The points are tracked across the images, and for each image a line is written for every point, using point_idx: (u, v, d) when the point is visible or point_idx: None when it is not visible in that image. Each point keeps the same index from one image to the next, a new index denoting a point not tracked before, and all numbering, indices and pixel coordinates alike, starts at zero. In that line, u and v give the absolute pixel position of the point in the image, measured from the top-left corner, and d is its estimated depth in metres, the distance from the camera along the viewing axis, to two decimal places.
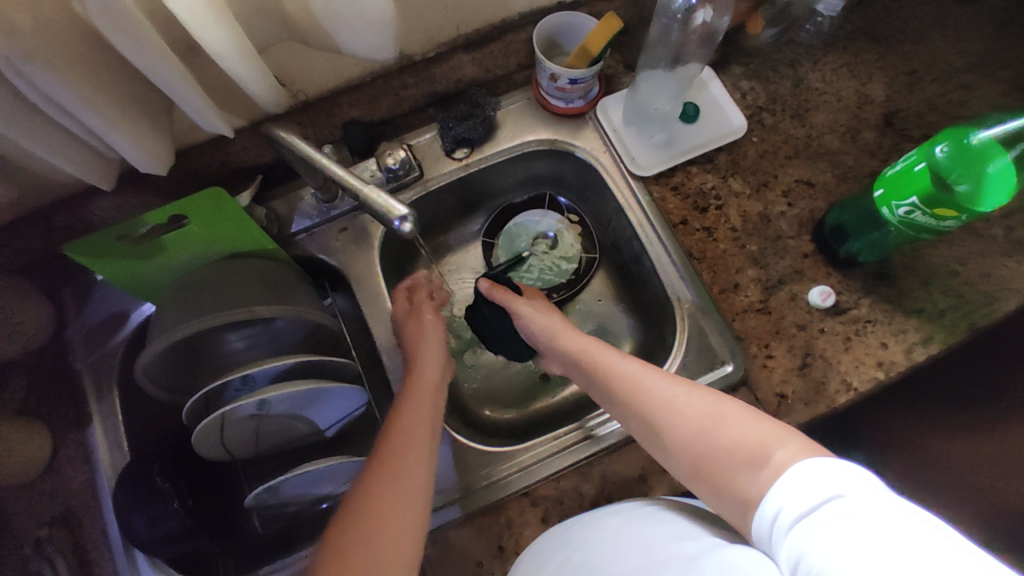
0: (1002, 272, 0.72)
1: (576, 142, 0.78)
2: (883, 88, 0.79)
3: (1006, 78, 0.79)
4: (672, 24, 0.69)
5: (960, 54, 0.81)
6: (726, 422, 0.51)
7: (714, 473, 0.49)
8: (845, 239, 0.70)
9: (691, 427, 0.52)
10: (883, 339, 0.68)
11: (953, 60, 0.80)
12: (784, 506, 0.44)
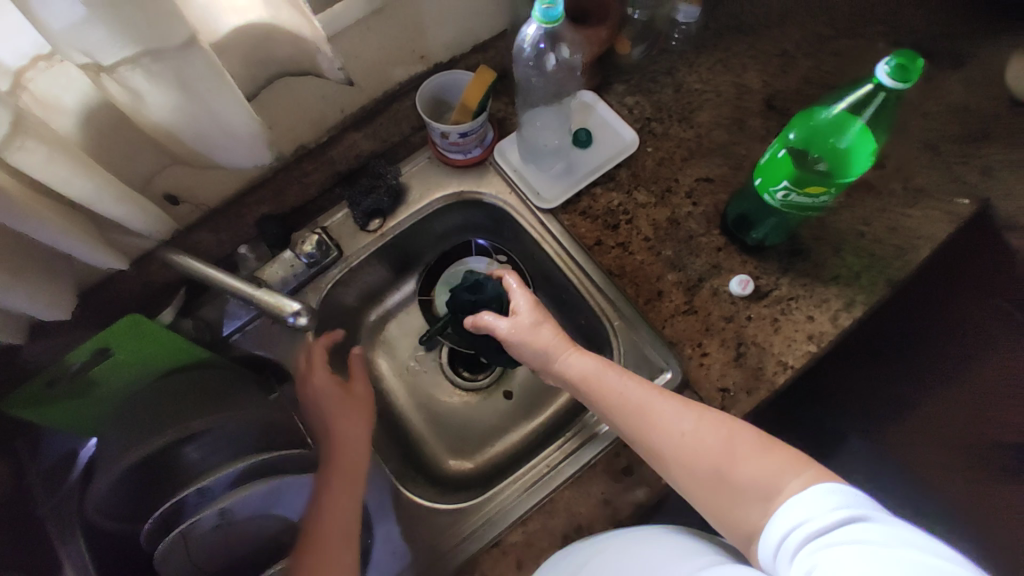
0: (908, 222, 0.76)
1: (482, 189, 0.81)
2: (759, 76, 0.83)
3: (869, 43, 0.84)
4: (531, 70, 0.73)
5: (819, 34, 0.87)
6: (741, 450, 0.54)
7: (724, 499, 0.52)
8: (749, 227, 0.72)
9: (705, 462, 0.54)
10: (808, 313, 0.70)
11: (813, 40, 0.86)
12: (789, 532, 0.45)
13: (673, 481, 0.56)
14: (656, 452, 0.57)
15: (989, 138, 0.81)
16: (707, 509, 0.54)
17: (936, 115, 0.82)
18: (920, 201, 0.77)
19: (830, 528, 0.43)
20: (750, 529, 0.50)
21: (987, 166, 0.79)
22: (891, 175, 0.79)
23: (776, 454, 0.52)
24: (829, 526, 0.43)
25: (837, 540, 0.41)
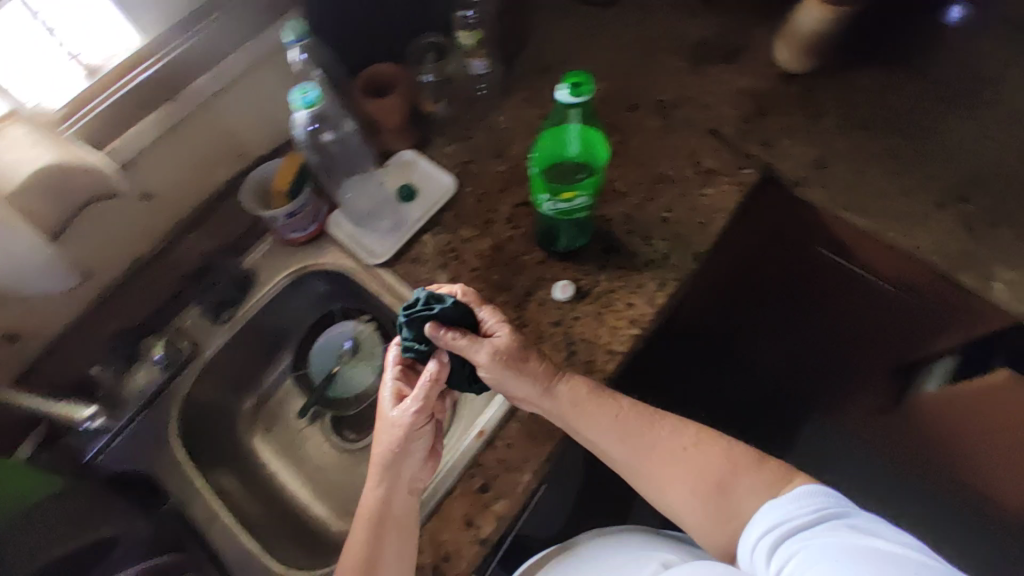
0: (705, 201, 0.83)
1: (322, 260, 0.86)
2: (557, 103, 0.92)
3: (646, 58, 0.95)
4: (311, 148, 0.85)
5: (604, 55, 0.96)
6: (737, 467, 0.63)
7: (719, 508, 0.61)
8: (555, 239, 0.79)
9: (706, 474, 0.63)
10: (628, 300, 0.76)
11: (599, 61, 0.96)
12: (777, 527, 0.56)
13: (661, 483, 0.64)
14: (656, 454, 0.65)
15: (766, 112, 0.90)
16: (683, 511, 0.63)
17: (719, 101, 0.91)
18: (713, 181, 0.85)
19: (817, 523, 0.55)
20: (731, 538, 0.61)
21: (767, 137, 0.88)
22: (686, 163, 0.87)
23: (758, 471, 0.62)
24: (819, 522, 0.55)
25: (821, 537, 0.53)
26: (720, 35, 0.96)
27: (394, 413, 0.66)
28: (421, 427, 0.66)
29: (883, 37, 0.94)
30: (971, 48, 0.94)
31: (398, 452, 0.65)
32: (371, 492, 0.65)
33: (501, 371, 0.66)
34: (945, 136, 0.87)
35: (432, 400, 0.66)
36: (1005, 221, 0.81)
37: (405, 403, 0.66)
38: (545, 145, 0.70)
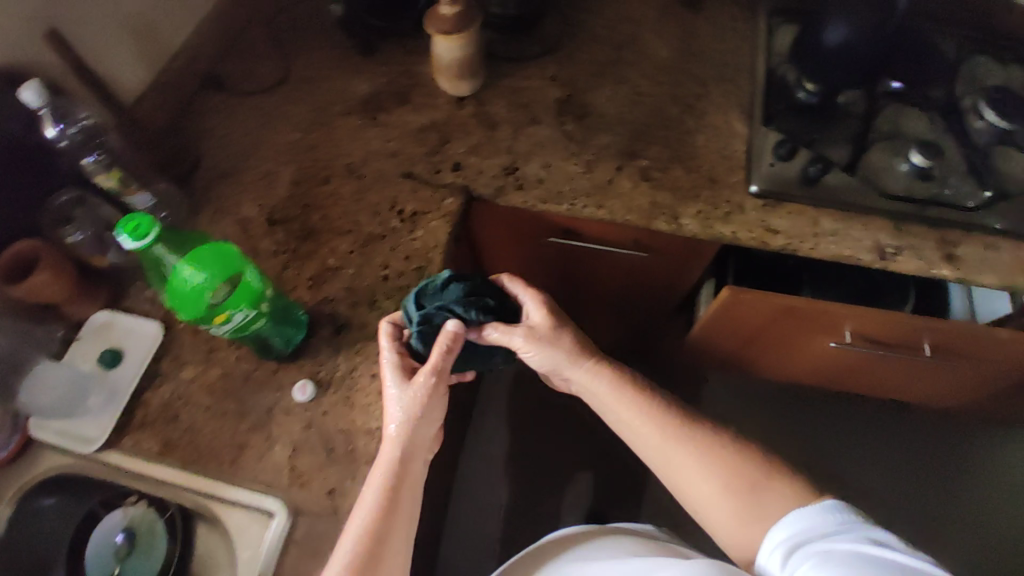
0: (416, 244, 0.84)
1: (44, 468, 0.78)
2: (251, 202, 0.91)
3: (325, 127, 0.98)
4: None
5: (288, 141, 0.97)
6: (742, 460, 0.71)
7: (746, 504, 0.68)
8: (271, 344, 0.76)
9: (729, 473, 0.70)
10: (371, 371, 0.76)
11: (285, 148, 0.96)
12: (792, 538, 0.63)
13: (685, 479, 0.72)
14: (684, 442, 0.72)
15: (449, 139, 0.93)
16: (712, 514, 0.70)
17: (407, 144, 0.94)
18: (419, 221, 0.86)
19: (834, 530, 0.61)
20: (752, 540, 0.66)
21: (457, 161, 0.91)
22: (389, 214, 0.87)
23: (781, 478, 0.69)
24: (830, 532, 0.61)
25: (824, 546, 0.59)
26: (389, 85, 1.00)
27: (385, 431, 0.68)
28: (433, 404, 0.70)
29: (527, 38, 1.03)
30: (602, 22, 1.04)
31: (412, 418, 0.68)
32: (381, 471, 0.65)
33: (545, 348, 0.76)
34: (605, 105, 0.95)
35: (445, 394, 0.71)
36: (674, 161, 0.89)
37: (424, 375, 0.69)
38: (178, 288, 0.70)
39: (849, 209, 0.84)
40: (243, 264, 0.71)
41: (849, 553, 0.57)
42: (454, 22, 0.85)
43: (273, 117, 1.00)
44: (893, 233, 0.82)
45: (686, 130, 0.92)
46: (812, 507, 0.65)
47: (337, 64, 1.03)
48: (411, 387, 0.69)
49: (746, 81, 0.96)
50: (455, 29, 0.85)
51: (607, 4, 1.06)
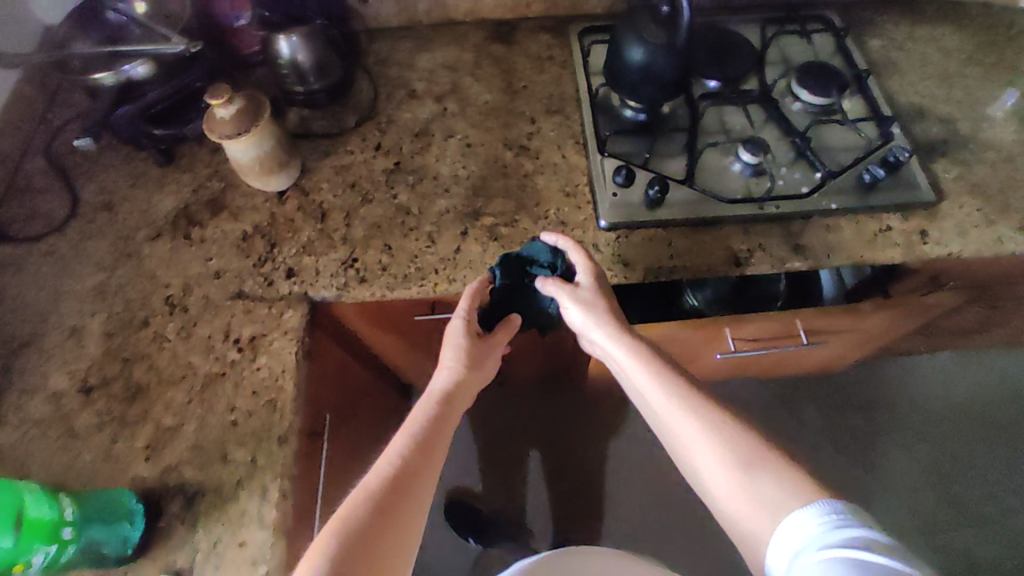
0: (262, 373, 0.75)
1: None
2: (64, 370, 0.79)
3: (135, 259, 0.86)
4: None
5: (93, 285, 0.84)
6: (752, 437, 0.67)
7: (759, 471, 0.63)
8: (103, 550, 0.66)
9: (749, 442, 0.66)
10: (238, 538, 0.67)
11: (90, 295, 0.83)
12: (792, 545, 0.57)
13: (690, 441, 0.68)
14: (705, 401, 0.69)
15: (277, 242, 0.85)
16: (714, 486, 0.66)
17: (231, 259, 0.84)
18: (260, 346, 0.77)
19: (838, 536, 0.54)
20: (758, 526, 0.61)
21: (290, 267, 0.82)
22: (224, 344, 0.78)
23: (787, 464, 0.64)
24: (838, 540, 0.54)
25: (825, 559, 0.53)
26: (197, 193, 0.90)
27: (436, 383, 0.74)
28: (471, 373, 0.75)
29: (341, 109, 0.96)
30: (417, 76, 0.99)
31: (463, 372, 0.74)
32: (420, 418, 0.70)
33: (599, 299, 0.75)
34: (438, 165, 0.89)
35: (490, 356, 0.77)
36: (520, 211, 0.84)
37: (461, 322, 0.76)
38: None
39: (696, 223, 0.82)
40: (14, 508, 0.62)
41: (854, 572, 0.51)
42: (238, 120, 0.76)
43: (67, 260, 0.86)
44: (741, 238, 0.82)
45: (525, 174, 0.88)
46: (814, 504, 0.59)
47: (131, 183, 0.91)
48: (457, 343, 0.76)
49: (572, 109, 0.94)
50: (244, 126, 0.77)
51: (418, 55, 1.01)
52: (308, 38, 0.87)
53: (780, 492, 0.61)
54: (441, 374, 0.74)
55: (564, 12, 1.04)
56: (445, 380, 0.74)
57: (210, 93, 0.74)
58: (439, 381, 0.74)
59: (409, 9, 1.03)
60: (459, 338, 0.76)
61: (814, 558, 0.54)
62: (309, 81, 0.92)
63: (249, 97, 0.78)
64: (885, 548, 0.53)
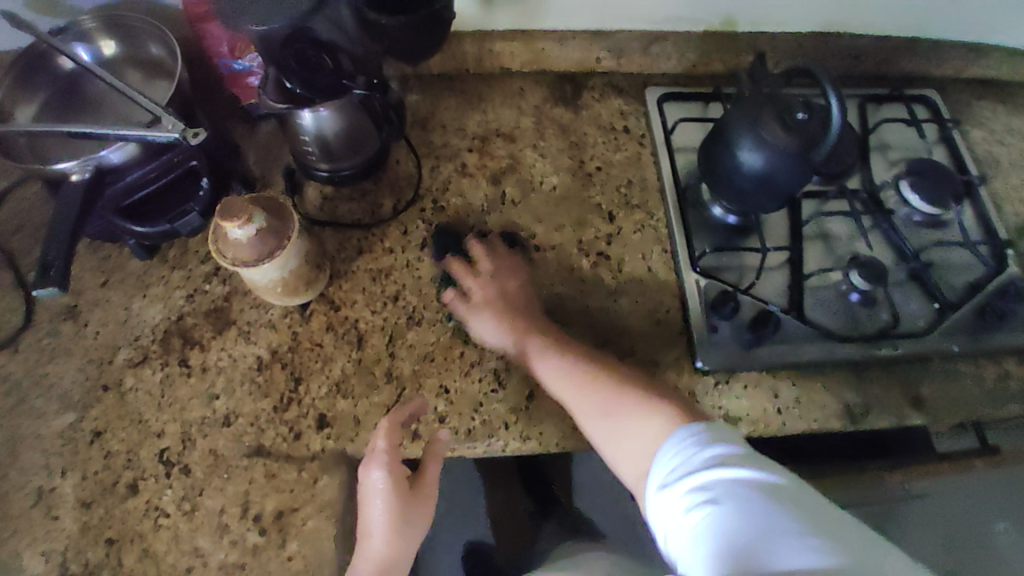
0: (296, 563, 0.60)
1: None
2: (30, 551, 0.61)
3: (116, 391, 0.67)
4: None
5: (60, 428, 0.66)
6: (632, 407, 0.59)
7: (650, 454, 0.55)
8: None
9: (648, 423, 0.57)
10: None
11: (56, 443, 0.65)
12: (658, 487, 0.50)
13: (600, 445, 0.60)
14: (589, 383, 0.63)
15: (303, 375, 0.68)
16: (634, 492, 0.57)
17: (244, 398, 0.66)
18: (291, 524, 0.62)
19: (702, 469, 0.48)
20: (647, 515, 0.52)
21: (321, 412, 0.66)
22: (243, 518, 0.62)
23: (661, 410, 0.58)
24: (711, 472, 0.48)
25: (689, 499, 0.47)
26: (195, 300, 0.71)
27: (369, 551, 0.61)
28: (409, 525, 0.62)
29: (375, 190, 0.78)
30: (466, 147, 0.81)
31: (392, 519, 0.61)
32: None
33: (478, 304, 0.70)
34: (500, 275, 0.73)
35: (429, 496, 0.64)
36: (603, 343, 0.71)
37: (378, 475, 0.60)
38: None
39: (805, 366, 0.71)
40: None
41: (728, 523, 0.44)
42: (259, 243, 0.58)
43: (26, 391, 0.68)
44: (855, 389, 0.71)
45: (607, 293, 0.73)
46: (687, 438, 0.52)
47: (106, 282, 0.72)
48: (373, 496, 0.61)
49: (655, 204, 0.79)
50: (269, 248, 0.58)
51: (466, 120, 0.83)
52: (343, 111, 0.68)
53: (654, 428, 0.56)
54: (372, 539, 0.61)
55: (639, 71, 0.87)
56: (382, 549, 0.61)
57: (220, 214, 0.55)
58: (374, 551, 0.61)
59: (454, 58, 0.84)
60: (378, 489, 0.61)
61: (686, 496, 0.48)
62: (336, 156, 0.73)
63: (270, 208, 0.59)
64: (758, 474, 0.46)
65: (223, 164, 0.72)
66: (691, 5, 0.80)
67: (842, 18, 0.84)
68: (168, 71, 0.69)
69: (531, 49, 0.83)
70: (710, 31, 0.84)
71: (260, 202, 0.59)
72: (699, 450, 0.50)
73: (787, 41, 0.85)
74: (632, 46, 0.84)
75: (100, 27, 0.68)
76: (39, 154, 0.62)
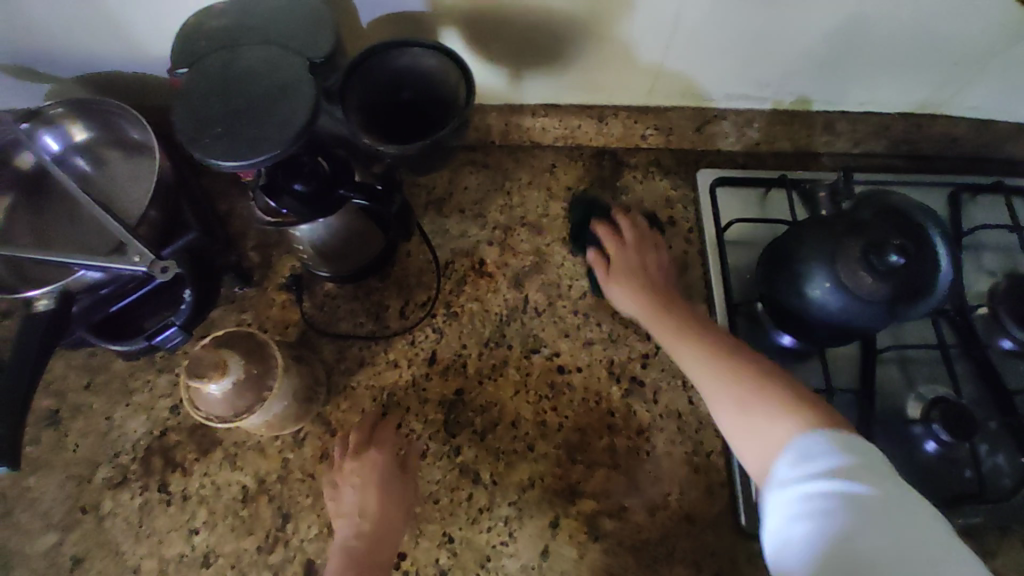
0: None
1: None
2: None
3: (92, 513, 0.62)
4: None
5: (37, 552, 0.61)
6: (764, 388, 0.49)
7: (750, 388, 0.50)
8: None
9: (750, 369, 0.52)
10: None
11: (29, 569, 0.60)
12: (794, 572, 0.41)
13: (727, 437, 0.50)
14: (705, 364, 0.53)
15: (292, 513, 0.61)
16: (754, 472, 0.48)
17: (225, 535, 0.60)
18: None
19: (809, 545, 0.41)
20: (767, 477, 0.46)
21: (308, 558, 0.59)
22: None
23: (802, 409, 0.47)
24: (808, 480, 0.42)
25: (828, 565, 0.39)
26: (181, 413, 0.64)
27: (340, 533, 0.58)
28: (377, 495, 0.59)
29: (381, 288, 0.69)
30: (485, 239, 0.71)
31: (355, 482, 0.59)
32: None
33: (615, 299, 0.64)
34: (517, 402, 0.65)
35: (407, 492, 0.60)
36: (630, 492, 0.62)
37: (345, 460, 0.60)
38: None
39: None
40: None
41: (834, 544, 0.40)
42: (235, 397, 0.51)
43: (6, 504, 0.63)
44: None
45: (640, 430, 0.64)
46: (800, 437, 0.45)
47: (90, 385, 0.66)
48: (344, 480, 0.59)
49: (700, 317, 0.69)
50: (248, 401, 0.52)
51: (487, 203, 0.73)
52: (342, 219, 0.60)
53: (788, 435, 0.46)
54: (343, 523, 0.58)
55: (692, 149, 0.75)
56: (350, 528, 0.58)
57: (189, 371, 0.48)
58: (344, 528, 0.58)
59: (477, 131, 0.73)
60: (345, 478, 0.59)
61: (784, 514, 0.42)
62: (340, 255, 0.65)
63: (252, 352, 0.53)
64: (847, 476, 0.42)
65: (213, 263, 0.64)
66: (759, 83, 0.68)
67: (940, 100, 0.69)
68: (151, 155, 0.61)
69: (565, 125, 0.72)
70: (778, 109, 0.71)
71: (241, 346, 0.53)
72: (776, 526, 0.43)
73: (869, 123, 0.72)
74: (684, 124, 0.72)
75: (71, 112, 0.59)
76: (17, 273, 0.55)
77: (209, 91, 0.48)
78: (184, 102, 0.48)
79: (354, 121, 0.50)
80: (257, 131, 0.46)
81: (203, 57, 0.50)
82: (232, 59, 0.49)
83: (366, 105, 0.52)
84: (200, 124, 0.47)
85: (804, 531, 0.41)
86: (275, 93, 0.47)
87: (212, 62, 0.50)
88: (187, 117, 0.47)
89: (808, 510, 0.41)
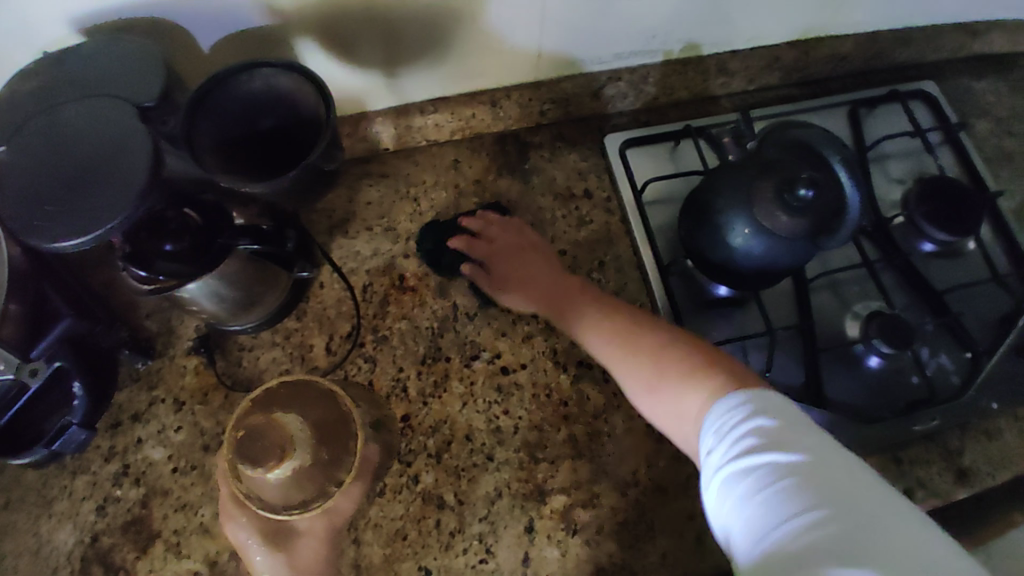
0: None
1: None
2: None
3: None
4: None
5: None
6: (663, 366, 0.52)
7: (668, 369, 0.52)
8: None
9: (649, 352, 0.54)
10: None
11: None
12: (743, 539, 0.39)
13: (649, 418, 0.53)
14: (613, 354, 0.56)
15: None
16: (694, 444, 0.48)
17: None
18: None
19: (758, 515, 0.39)
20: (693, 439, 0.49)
21: None
22: None
23: (697, 370, 0.50)
24: (734, 451, 0.42)
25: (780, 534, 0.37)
26: (109, 513, 0.59)
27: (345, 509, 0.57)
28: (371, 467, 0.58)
29: (301, 328, 0.65)
30: (401, 252, 0.67)
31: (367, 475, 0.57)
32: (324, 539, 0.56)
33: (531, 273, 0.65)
34: (468, 414, 0.62)
35: (324, 523, 0.56)
36: (599, 478, 0.60)
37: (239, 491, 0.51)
38: None
39: None
40: None
41: (769, 515, 0.39)
42: (291, 484, 0.50)
43: None
44: (895, 476, 0.62)
45: (596, 414, 0.62)
46: (720, 405, 0.46)
47: (8, 504, 0.60)
48: (237, 514, 0.55)
49: (636, 288, 0.67)
50: (309, 491, 0.52)
51: (395, 215, 0.69)
52: (237, 267, 0.54)
53: (695, 404, 0.48)
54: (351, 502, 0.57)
55: (592, 115, 0.73)
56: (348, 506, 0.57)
57: (248, 456, 0.46)
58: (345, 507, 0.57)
59: (366, 140, 0.68)
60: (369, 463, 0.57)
61: (720, 495, 0.42)
62: (246, 306, 0.59)
63: (330, 436, 0.53)
64: (773, 441, 0.41)
65: (100, 345, 0.58)
66: (644, 38, 0.65)
67: (826, 22, 0.69)
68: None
69: (458, 117, 0.68)
70: (670, 60, 0.69)
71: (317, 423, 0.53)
72: (722, 496, 0.42)
73: (760, 56, 0.70)
74: (580, 93, 0.69)
75: None
76: None
77: (32, 165, 0.42)
78: (6, 183, 0.42)
79: (209, 164, 0.45)
80: (94, 201, 0.40)
81: (21, 127, 0.44)
82: (53, 126, 0.44)
83: (219, 144, 0.47)
84: (29, 204, 0.41)
85: (741, 509, 0.40)
86: (106, 156, 0.42)
87: (31, 131, 0.44)
88: (13, 200, 0.41)
89: (744, 483, 0.41)
